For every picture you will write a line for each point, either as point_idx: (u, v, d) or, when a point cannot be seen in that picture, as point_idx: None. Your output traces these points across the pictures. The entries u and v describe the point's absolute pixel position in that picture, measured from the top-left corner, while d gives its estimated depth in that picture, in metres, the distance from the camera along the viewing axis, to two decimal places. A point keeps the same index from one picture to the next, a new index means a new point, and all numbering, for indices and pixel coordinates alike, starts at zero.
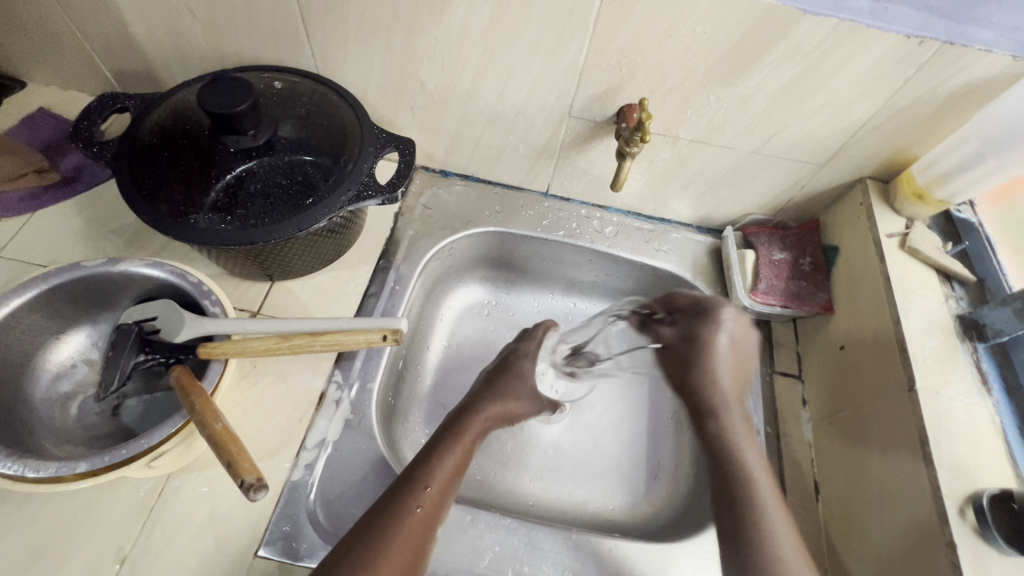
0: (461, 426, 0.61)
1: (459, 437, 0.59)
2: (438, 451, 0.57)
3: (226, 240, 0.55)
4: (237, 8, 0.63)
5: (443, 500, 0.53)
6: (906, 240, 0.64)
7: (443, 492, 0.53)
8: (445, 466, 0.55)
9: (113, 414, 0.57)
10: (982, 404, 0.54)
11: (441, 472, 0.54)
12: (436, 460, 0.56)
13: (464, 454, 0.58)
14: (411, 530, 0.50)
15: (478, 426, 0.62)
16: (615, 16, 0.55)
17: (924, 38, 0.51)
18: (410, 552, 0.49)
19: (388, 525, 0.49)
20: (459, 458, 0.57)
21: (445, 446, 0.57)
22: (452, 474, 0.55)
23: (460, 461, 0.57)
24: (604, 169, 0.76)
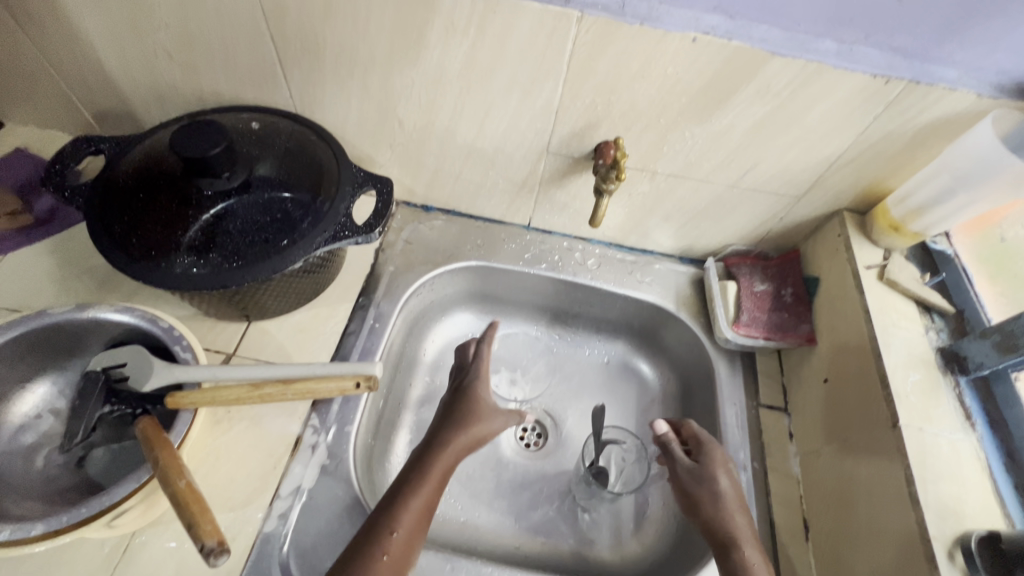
0: (427, 462, 0.58)
1: (426, 477, 0.56)
2: (405, 495, 0.54)
3: (197, 285, 0.55)
4: (215, 50, 0.63)
5: (411, 545, 0.51)
6: (884, 271, 0.64)
7: (410, 535, 0.51)
8: (413, 510, 0.53)
9: (79, 466, 0.55)
10: (967, 440, 0.54)
11: (407, 519, 0.52)
12: (400, 503, 0.53)
13: (431, 494, 0.56)
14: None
15: (444, 460, 0.58)
16: (587, 58, 0.56)
17: (890, 77, 0.52)
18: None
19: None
20: (426, 500, 0.55)
21: (410, 489, 0.54)
22: (418, 520, 0.53)
23: (425, 503, 0.54)
24: (585, 203, 0.76)
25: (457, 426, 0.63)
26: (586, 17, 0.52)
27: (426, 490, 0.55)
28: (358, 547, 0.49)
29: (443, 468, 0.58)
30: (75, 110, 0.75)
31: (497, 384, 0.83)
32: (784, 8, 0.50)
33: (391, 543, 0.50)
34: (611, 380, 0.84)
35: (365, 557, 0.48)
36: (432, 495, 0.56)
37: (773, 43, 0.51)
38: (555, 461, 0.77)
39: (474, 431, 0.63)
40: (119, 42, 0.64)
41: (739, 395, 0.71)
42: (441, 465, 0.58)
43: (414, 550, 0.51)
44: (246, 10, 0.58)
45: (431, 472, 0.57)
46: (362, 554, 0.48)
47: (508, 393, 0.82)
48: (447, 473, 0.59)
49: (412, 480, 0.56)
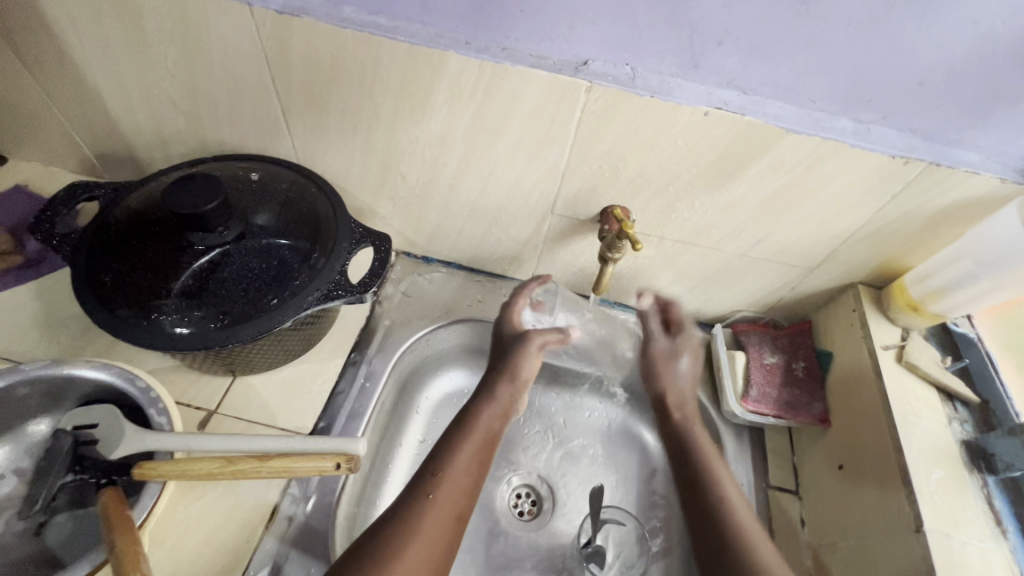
0: (471, 418, 0.60)
1: (468, 431, 0.58)
2: (448, 449, 0.55)
3: (179, 346, 0.53)
4: (219, 100, 0.62)
5: (466, 492, 0.53)
6: (902, 353, 0.62)
7: (465, 483, 0.53)
8: (461, 464, 0.54)
9: (38, 534, 0.50)
10: (997, 550, 0.51)
11: (457, 468, 0.54)
12: (450, 454, 0.55)
13: (480, 447, 0.57)
14: (436, 527, 0.49)
15: (489, 417, 0.60)
16: (595, 126, 0.54)
17: (909, 158, 0.50)
18: (436, 547, 0.48)
19: (410, 526, 0.48)
20: (476, 454, 0.56)
21: (455, 442, 0.56)
22: (473, 470, 0.55)
23: (476, 455, 0.56)
24: (589, 263, 0.74)
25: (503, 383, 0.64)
26: (595, 87, 0.50)
27: (472, 444, 0.57)
28: (413, 497, 0.50)
29: (484, 425, 0.59)
30: (72, 148, 0.74)
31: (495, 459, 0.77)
32: (801, 85, 0.48)
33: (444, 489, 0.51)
34: (613, 446, 0.79)
35: (420, 507, 0.49)
36: (485, 451, 0.57)
37: (787, 120, 0.50)
38: (550, 532, 0.73)
39: (502, 399, 0.63)
40: (125, 87, 0.63)
41: (748, 474, 0.67)
42: (484, 419, 0.60)
43: (469, 499, 0.53)
44: (252, 64, 0.57)
45: (476, 425, 0.59)
46: (414, 506, 0.49)
47: (507, 478, 0.76)
48: (494, 431, 0.60)
49: (455, 437, 0.57)
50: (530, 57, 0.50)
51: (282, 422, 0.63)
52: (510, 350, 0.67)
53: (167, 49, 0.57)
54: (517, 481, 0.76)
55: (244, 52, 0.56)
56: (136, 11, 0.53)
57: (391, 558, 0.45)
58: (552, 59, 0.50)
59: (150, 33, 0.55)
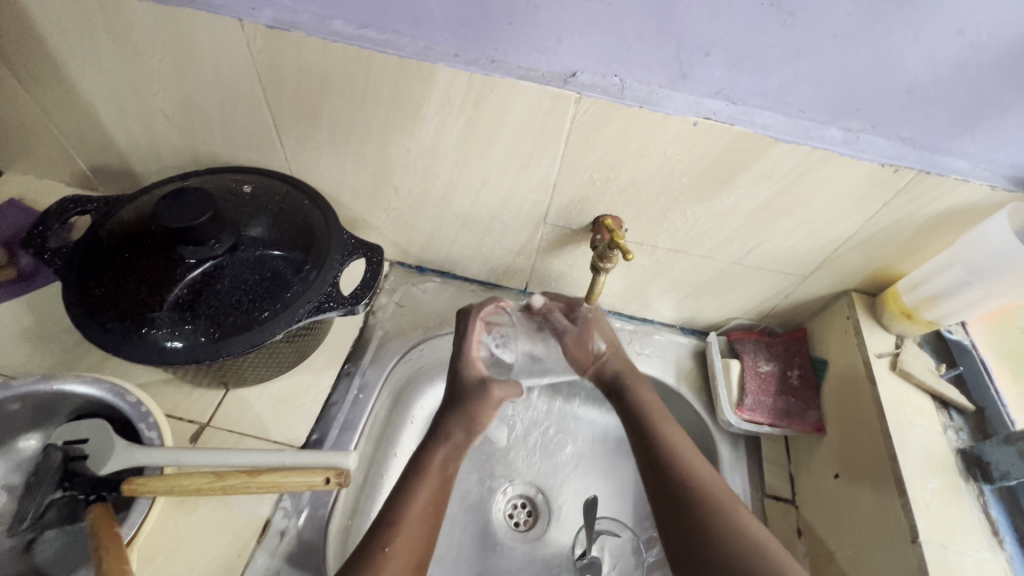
0: (424, 460, 0.59)
1: (423, 474, 0.58)
2: (403, 496, 0.55)
3: (170, 359, 0.53)
4: (211, 113, 0.63)
5: (423, 540, 0.53)
6: (897, 361, 0.62)
7: (421, 530, 0.53)
8: (417, 512, 0.54)
9: (26, 551, 0.50)
10: (994, 561, 0.50)
11: (414, 517, 0.53)
12: (405, 499, 0.55)
13: (436, 490, 0.57)
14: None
15: (442, 458, 0.60)
16: (585, 137, 0.54)
17: (899, 166, 0.51)
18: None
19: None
20: (432, 497, 0.56)
21: (411, 487, 0.56)
22: (427, 519, 0.54)
23: (432, 501, 0.56)
24: (583, 272, 0.74)
25: (455, 423, 0.63)
26: (584, 98, 0.50)
27: (427, 489, 0.56)
28: (370, 551, 0.50)
29: (438, 465, 0.59)
30: (67, 162, 0.74)
31: (491, 470, 0.76)
32: (789, 95, 0.48)
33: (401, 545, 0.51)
34: (611, 455, 0.78)
35: (376, 561, 0.49)
36: (439, 497, 0.57)
37: (776, 129, 0.50)
38: (546, 544, 0.72)
39: (455, 438, 0.62)
40: (118, 101, 0.63)
41: (744, 482, 0.67)
42: (438, 459, 0.60)
43: (426, 550, 0.53)
44: (243, 77, 0.57)
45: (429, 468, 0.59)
46: (370, 562, 0.49)
47: (503, 489, 0.75)
48: (449, 471, 0.60)
49: (409, 482, 0.57)
50: (519, 69, 0.51)
51: (275, 434, 0.63)
52: (467, 394, 0.65)
53: (159, 64, 0.57)
54: (513, 492, 0.76)
55: (234, 66, 0.56)
56: (127, 27, 0.54)
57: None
58: (541, 71, 0.50)
59: (141, 47, 0.56)
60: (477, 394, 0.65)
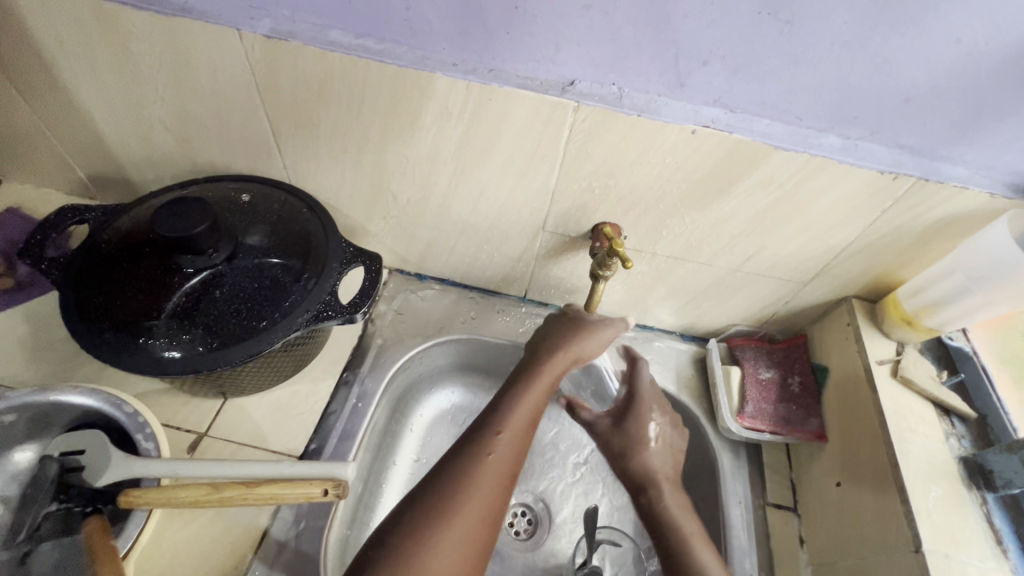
0: (532, 378, 0.58)
1: (531, 386, 0.57)
2: (507, 403, 0.55)
3: (167, 370, 0.53)
4: (209, 122, 0.63)
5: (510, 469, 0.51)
6: (898, 368, 0.61)
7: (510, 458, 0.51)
8: (518, 420, 0.54)
9: (21, 564, 0.49)
10: (999, 570, 0.50)
11: (514, 425, 0.54)
12: (500, 421, 0.53)
13: (538, 402, 0.57)
14: (489, 488, 0.49)
15: (549, 379, 0.58)
16: (584, 144, 0.54)
17: (898, 173, 0.50)
18: (488, 507, 0.48)
19: (467, 484, 0.48)
20: (531, 411, 0.56)
21: (514, 398, 0.56)
22: (525, 428, 0.54)
23: (530, 415, 0.55)
24: (583, 278, 0.74)
25: (558, 346, 0.62)
26: (582, 107, 0.50)
27: (532, 400, 0.56)
28: (472, 455, 0.50)
29: (550, 376, 0.59)
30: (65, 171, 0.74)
31: None
32: (786, 103, 0.48)
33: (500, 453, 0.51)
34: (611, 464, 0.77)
35: (475, 464, 0.50)
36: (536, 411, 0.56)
37: (774, 137, 0.50)
38: (546, 552, 0.72)
39: (561, 362, 0.60)
40: (116, 110, 0.63)
41: (745, 489, 0.67)
42: (550, 370, 0.59)
43: (520, 458, 0.53)
44: (242, 86, 0.57)
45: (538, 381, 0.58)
46: (471, 464, 0.50)
47: None
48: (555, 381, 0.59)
49: (514, 392, 0.57)
50: (517, 78, 0.51)
51: (273, 444, 0.63)
52: (575, 324, 0.64)
53: (157, 73, 0.57)
54: (514, 500, 0.75)
55: (232, 75, 0.56)
56: (125, 37, 0.54)
57: (450, 516, 0.46)
58: (539, 80, 0.51)
59: (140, 57, 0.56)
60: (592, 326, 0.64)
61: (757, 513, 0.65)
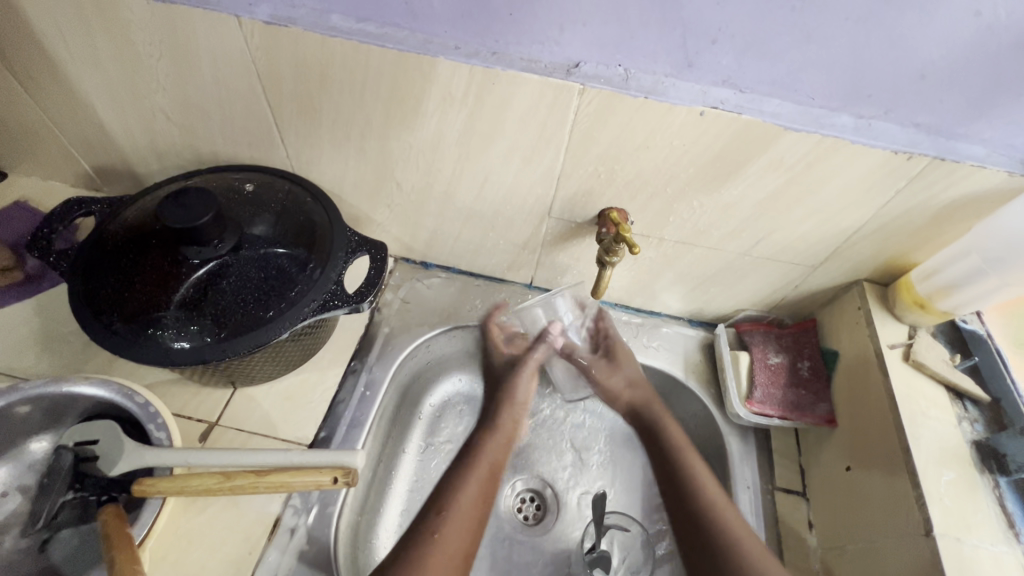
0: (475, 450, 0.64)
1: (472, 467, 0.61)
2: (456, 482, 0.59)
3: (176, 361, 0.53)
4: (213, 112, 0.62)
5: (466, 535, 0.54)
6: (910, 352, 0.61)
7: (464, 526, 0.55)
8: (465, 501, 0.57)
9: (41, 550, 0.51)
10: (1011, 554, 0.49)
11: (463, 504, 0.57)
12: (453, 489, 0.58)
13: (483, 481, 0.60)
14: (442, 567, 0.51)
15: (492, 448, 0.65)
16: (589, 128, 0.53)
17: (913, 153, 0.49)
18: None
19: (422, 563, 0.50)
20: (478, 492, 0.59)
21: (456, 481, 0.59)
22: (475, 507, 0.57)
23: (478, 493, 0.59)
24: (588, 265, 0.73)
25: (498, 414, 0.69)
26: (588, 89, 0.49)
27: (477, 479, 0.60)
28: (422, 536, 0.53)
29: (488, 459, 0.63)
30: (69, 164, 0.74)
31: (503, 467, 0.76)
32: (798, 82, 0.47)
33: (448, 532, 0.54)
34: (619, 448, 0.78)
35: (426, 547, 0.52)
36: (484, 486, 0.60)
37: (786, 117, 0.49)
38: (555, 537, 0.72)
39: (496, 438, 0.66)
40: (118, 101, 0.63)
41: (753, 475, 0.66)
42: (490, 454, 0.64)
43: (473, 536, 0.55)
44: (242, 74, 0.57)
45: (477, 463, 0.62)
46: (420, 548, 0.52)
47: (514, 485, 0.76)
48: (497, 462, 0.64)
49: (461, 470, 0.61)
50: (521, 61, 0.49)
51: (283, 433, 0.63)
52: (501, 378, 0.73)
53: (158, 63, 0.57)
54: (523, 487, 0.76)
55: (232, 64, 0.56)
56: (125, 28, 0.53)
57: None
58: (543, 63, 0.49)
59: (140, 49, 0.55)
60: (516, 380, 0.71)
61: (765, 498, 0.65)
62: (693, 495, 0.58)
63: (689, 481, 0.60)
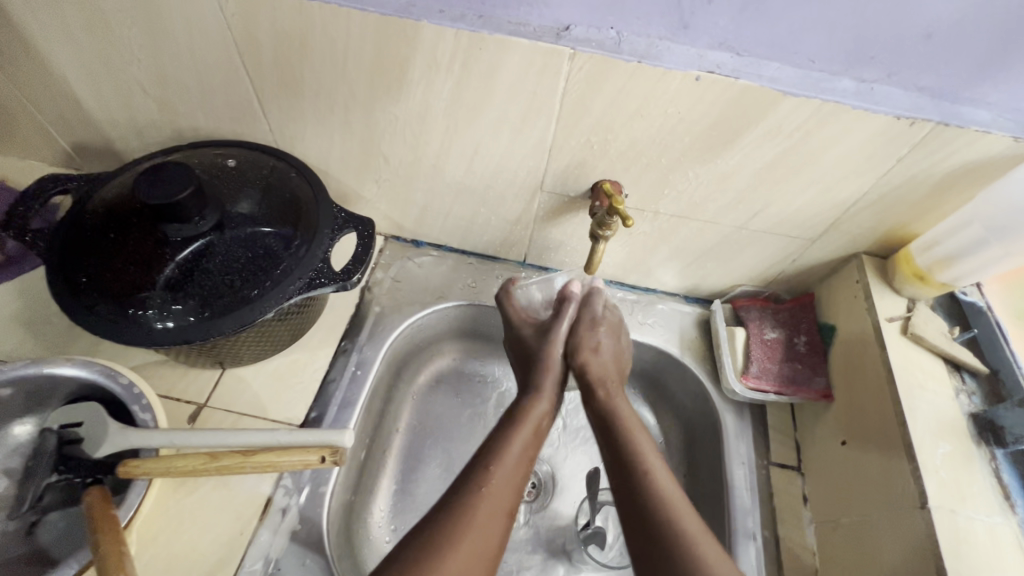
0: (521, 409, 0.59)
1: (520, 425, 0.57)
2: (503, 438, 0.55)
3: (157, 342, 0.51)
4: (190, 84, 0.60)
5: (512, 490, 0.51)
6: (908, 325, 0.60)
7: (510, 483, 0.51)
8: (510, 460, 0.53)
9: (29, 533, 0.50)
10: (1007, 525, 0.49)
11: (508, 460, 0.53)
12: (500, 444, 0.54)
13: (528, 442, 0.56)
14: (487, 525, 0.47)
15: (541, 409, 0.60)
16: (581, 96, 0.51)
17: (915, 119, 0.47)
18: (481, 553, 0.46)
19: (464, 521, 0.47)
20: (525, 450, 0.55)
21: (506, 437, 0.55)
22: (522, 464, 0.54)
23: (524, 455, 0.54)
24: (582, 241, 0.72)
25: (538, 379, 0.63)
26: (579, 53, 0.47)
27: (523, 438, 0.56)
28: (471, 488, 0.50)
29: (536, 418, 0.59)
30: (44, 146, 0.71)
31: None
32: (798, 44, 0.45)
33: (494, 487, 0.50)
34: None
35: (473, 501, 0.49)
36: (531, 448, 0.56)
37: (784, 82, 0.47)
38: (550, 515, 0.72)
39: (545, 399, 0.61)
40: (92, 74, 0.60)
41: (749, 450, 0.66)
42: (539, 412, 0.59)
43: (517, 493, 0.51)
44: (218, 43, 0.54)
45: (524, 423, 0.57)
46: (463, 503, 0.48)
47: None
48: (546, 420, 0.60)
49: (508, 427, 0.57)
50: (509, 25, 0.47)
51: (273, 414, 0.62)
52: (534, 349, 0.66)
53: (129, 31, 0.54)
54: None
55: (207, 32, 0.53)
56: None
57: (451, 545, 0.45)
58: (532, 26, 0.47)
59: (110, 16, 0.53)
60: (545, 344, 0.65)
61: (760, 473, 0.65)
62: (639, 474, 0.51)
63: (639, 463, 0.52)
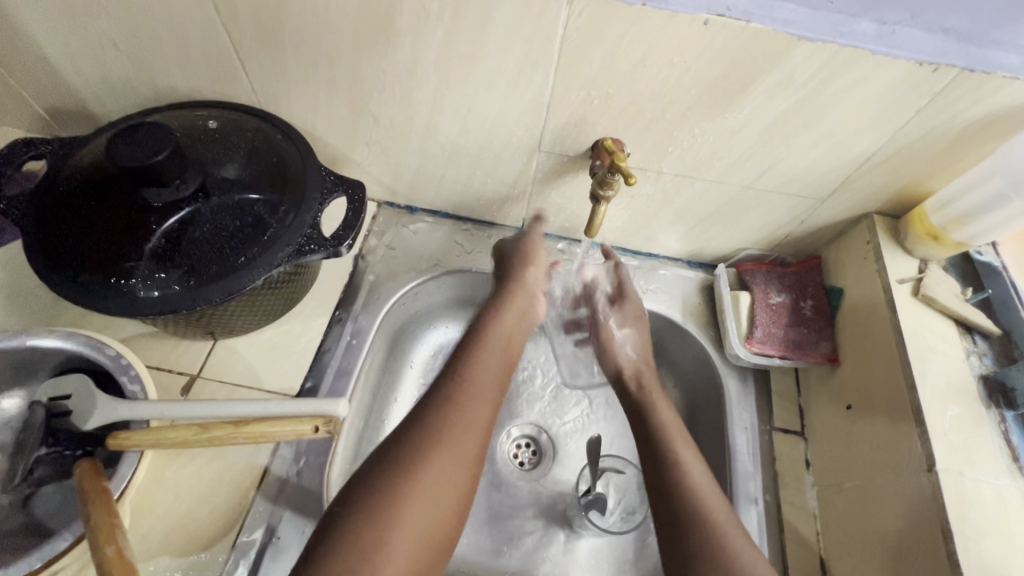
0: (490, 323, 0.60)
1: (485, 338, 0.58)
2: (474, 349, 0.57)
3: (141, 310, 0.49)
4: (163, 39, 0.56)
5: (488, 396, 0.53)
6: (920, 287, 0.58)
7: (484, 390, 0.53)
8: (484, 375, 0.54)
9: (24, 506, 0.48)
10: (1014, 487, 0.49)
11: (481, 371, 0.54)
12: (473, 358, 0.55)
13: (501, 351, 0.58)
14: (465, 430, 0.49)
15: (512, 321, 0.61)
16: (580, 45, 0.48)
17: (939, 64, 0.44)
18: (459, 461, 0.47)
19: (443, 424, 0.48)
20: (499, 361, 0.57)
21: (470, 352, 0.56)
22: (495, 374, 0.55)
23: (496, 368, 0.56)
24: (582, 204, 0.69)
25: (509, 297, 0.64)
26: None
27: (495, 350, 0.57)
28: (427, 423, 0.49)
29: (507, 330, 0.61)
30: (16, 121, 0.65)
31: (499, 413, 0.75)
32: None
33: (468, 402, 0.51)
34: (615, 393, 0.77)
35: (449, 409, 0.50)
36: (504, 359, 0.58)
37: (799, 26, 0.43)
38: (550, 481, 0.72)
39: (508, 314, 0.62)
40: (58, 29, 0.56)
41: (752, 415, 0.65)
42: (505, 324, 0.61)
43: (492, 402, 0.53)
44: None
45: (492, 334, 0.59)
46: (439, 410, 0.50)
47: (508, 431, 0.74)
48: (517, 332, 0.62)
49: (478, 339, 0.58)
50: None
51: (268, 384, 0.61)
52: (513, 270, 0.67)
53: None
54: (518, 433, 0.75)
55: None
56: None
57: (411, 478, 0.45)
58: None
59: None
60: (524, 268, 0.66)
61: (763, 438, 0.64)
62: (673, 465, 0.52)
63: (672, 454, 0.54)
